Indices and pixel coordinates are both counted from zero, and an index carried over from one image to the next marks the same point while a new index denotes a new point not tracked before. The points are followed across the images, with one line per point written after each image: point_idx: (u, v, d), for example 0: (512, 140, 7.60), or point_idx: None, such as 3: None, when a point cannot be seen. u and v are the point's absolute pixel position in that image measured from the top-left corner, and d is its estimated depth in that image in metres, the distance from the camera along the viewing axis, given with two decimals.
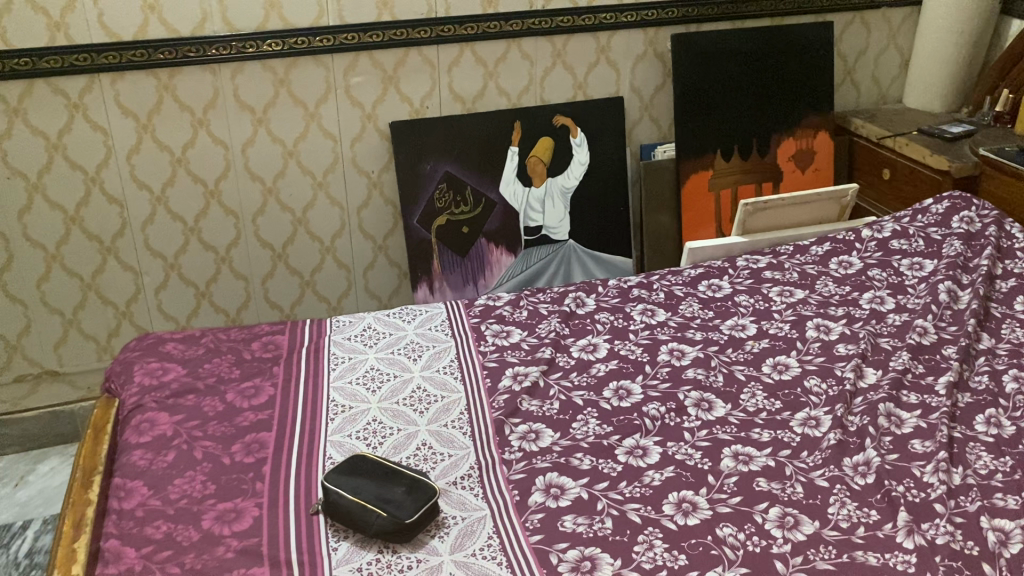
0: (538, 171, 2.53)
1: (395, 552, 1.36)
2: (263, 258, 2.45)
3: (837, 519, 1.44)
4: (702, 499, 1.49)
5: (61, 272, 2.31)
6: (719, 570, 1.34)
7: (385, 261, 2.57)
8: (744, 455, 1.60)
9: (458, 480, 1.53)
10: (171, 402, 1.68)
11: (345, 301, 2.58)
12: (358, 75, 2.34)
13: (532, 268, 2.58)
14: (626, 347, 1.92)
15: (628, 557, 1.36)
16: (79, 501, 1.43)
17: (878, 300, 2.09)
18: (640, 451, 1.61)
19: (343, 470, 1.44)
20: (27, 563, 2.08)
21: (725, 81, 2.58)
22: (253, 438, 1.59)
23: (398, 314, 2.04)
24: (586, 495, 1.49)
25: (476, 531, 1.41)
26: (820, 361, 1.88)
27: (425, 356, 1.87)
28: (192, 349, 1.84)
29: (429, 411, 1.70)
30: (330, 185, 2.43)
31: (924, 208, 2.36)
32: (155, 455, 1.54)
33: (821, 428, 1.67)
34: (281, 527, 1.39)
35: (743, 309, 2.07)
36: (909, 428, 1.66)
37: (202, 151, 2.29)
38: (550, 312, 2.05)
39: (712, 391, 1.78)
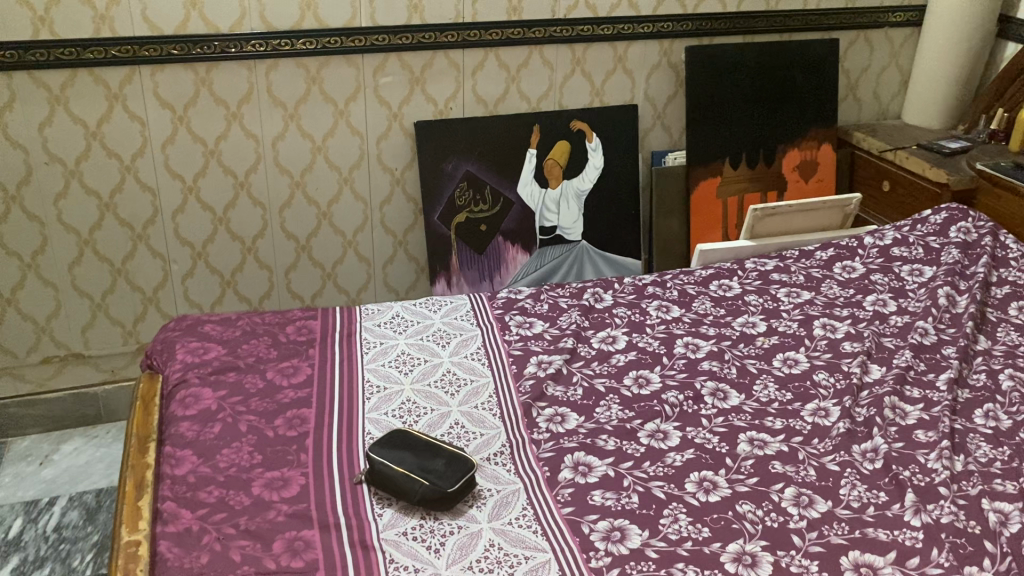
0: (555, 173, 2.63)
1: (437, 519, 1.45)
2: (287, 249, 2.53)
3: (849, 499, 1.54)
4: (722, 478, 1.58)
5: (92, 256, 2.38)
6: (740, 542, 1.43)
7: (404, 256, 2.66)
8: (759, 440, 1.70)
9: (492, 456, 1.62)
10: (213, 378, 1.75)
11: (364, 293, 2.67)
12: (387, 75, 2.43)
13: (546, 266, 2.68)
14: (644, 339, 2.02)
15: (655, 528, 1.45)
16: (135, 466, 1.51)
17: (881, 302, 2.20)
18: (661, 434, 1.70)
19: (386, 443, 1.52)
20: (55, 538, 2.14)
21: (736, 92, 2.69)
22: (295, 413, 1.67)
23: (424, 304, 2.12)
24: (612, 473, 1.58)
25: (511, 502, 1.50)
26: (827, 357, 1.98)
27: (453, 343, 1.96)
28: (230, 330, 1.91)
29: (460, 393, 1.79)
30: (355, 180, 2.52)
31: (923, 218, 2.48)
32: (201, 427, 1.61)
33: (830, 418, 1.77)
34: (327, 493, 1.47)
35: (753, 308, 2.17)
36: (913, 419, 1.77)
37: (234, 144, 2.37)
38: (570, 306, 2.14)
39: (727, 382, 1.88)
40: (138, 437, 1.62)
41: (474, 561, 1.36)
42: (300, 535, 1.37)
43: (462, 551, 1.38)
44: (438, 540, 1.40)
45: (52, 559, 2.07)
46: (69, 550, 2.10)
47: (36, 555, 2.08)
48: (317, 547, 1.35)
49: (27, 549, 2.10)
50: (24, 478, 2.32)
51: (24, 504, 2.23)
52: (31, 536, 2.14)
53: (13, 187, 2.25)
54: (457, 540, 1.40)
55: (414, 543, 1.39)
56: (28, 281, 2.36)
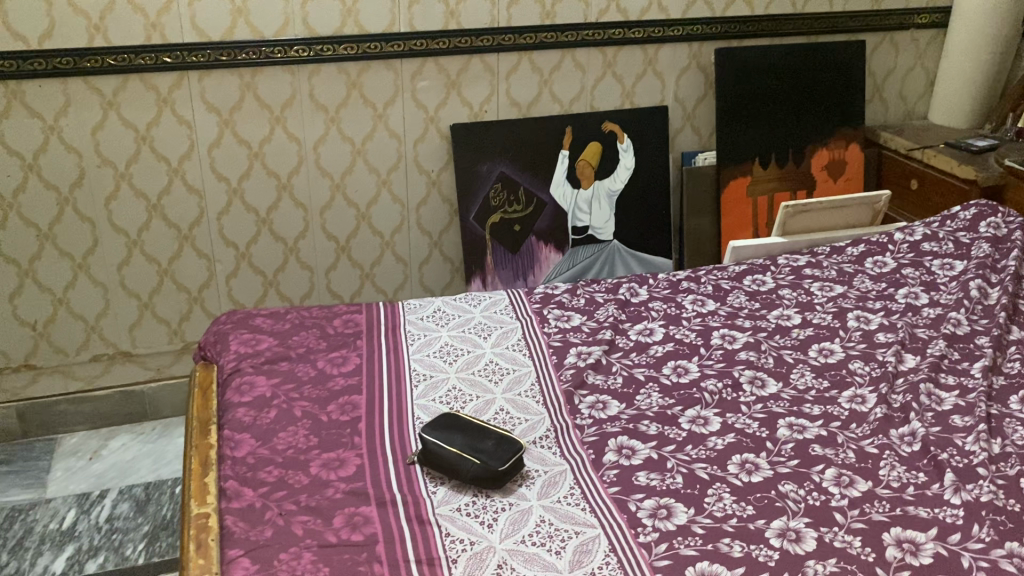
0: (587, 174, 2.68)
1: (489, 496, 1.49)
2: (328, 249, 2.61)
3: (889, 479, 1.57)
4: (763, 460, 1.62)
5: (141, 257, 2.46)
6: (784, 519, 1.47)
7: (440, 256, 2.72)
8: (798, 425, 1.74)
9: (538, 439, 1.67)
10: (266, 367, 1.81)
11: (401, 292, 2.73)
12: (424, 80, 2.50)
13: (579, 265, 2.73)
14: (681, 331, 2.06)
15: (700, 506, 1.49)
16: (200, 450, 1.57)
17: (913, 295, 2.23)
18: (702, 420, 1.74)
19: (437, 425, 1.57)
20: (107, 528, 2.20)
21: (765, 94, 2.74)
22: (346, 400, 1.73)
23: (464, 299, 2.17)
24: (656, 455, 1.63)
25: (559, 482, 1.54)
26: (862, 347, 2.02)
27: (494, 335, 2.01)
28: (279, 323, 1.98)
29: (503, 382, 1.84)
30: (393, 183, 2.59)
31: (952, 214, 2.52)
32: (258, 413, 1.67)
33: (867, 404, 1.81)
34: (382, 473, 1.53)
35: (787, 301, 2.22)
36: (949, 405, 1.81)
37: (278, 147, 2.45)
38: (607, 300, 2.18)
39: (764, 371, 1.92)
40: (198, 421, 1.68)
41: (526, 535, 1.41)
42: (358, 511, 1.43)
43: (514, 526, 1.43)
44: (491, 515, 1.45)
45: (106, 548, 2.13)
46: (122, 540, 2.16)
47: (90, 544, 2.14)
48: (375, 521, 1.41)
49: (81, 539, 2.16)
50: (75, 472, 2.39)
51: (77, 496, 2.30)
52: (84, 527, 2.20)
53: (66, 189, 2.33)
54: (509, 516, 1.44)
55: (468, 518, 1.43)
56: (79, 281, 2.43)
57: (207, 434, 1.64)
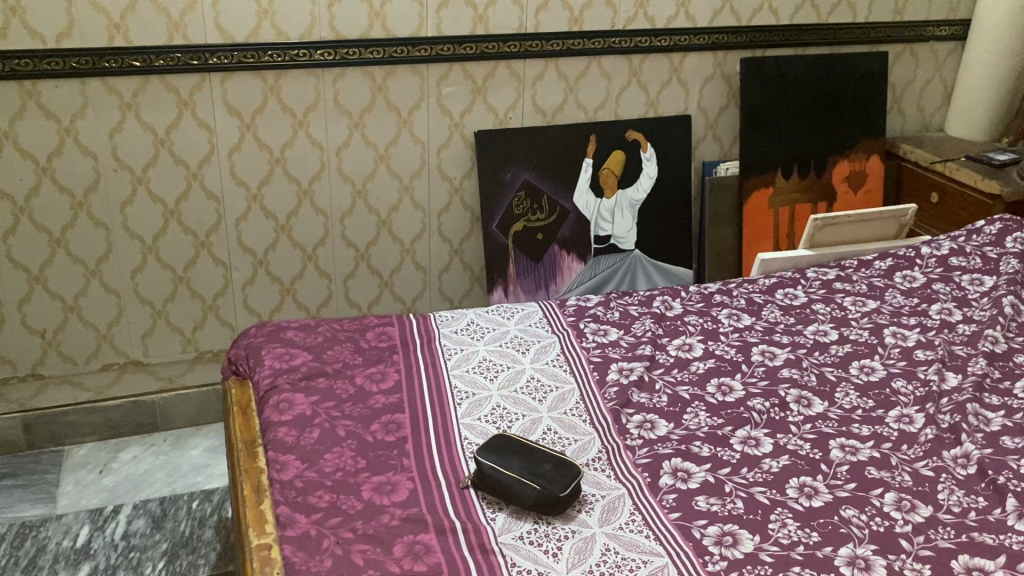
0: (610, 183, 2.65)
1: (550, 523, 1.45)
2: (347, 257, 2.55)
3: (949, 504, 1.55)
4: (821, 484, 1.60)
5: (156, 263, 2.38)
6: (851, 546, 1.44)
7: (460, 264, 2.67)
8: (850, 446, 1.72)
9: (590, 461, 1.62)
10: (304, 383, 1.75)
11: (419, 301, 2.68)
12: (450, 85, 2.45)
13: (600, 275, 2.69)
14: (720, 347, 2.03)
15: (766, 533, 1.46)
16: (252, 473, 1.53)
17: (946, 311, 2.22)
18: (753, 441, 1.72)
19: (493, 448, 1.52)
20: (124, 546, 2.12)
21: (789, 104, 2.72)
22: (390, 419, 1.67)
23: (497, 311, 2.11)
24: (712, 479, 1.60)
25: (619, 507, 1.50)
26: (902, 365, 2.00)
27: (533, 350, 1.95)
28: (311, 336, 1.92)
29: (548, 399, 1.79)
30: (415, 189, 2.54)
31: (977, 229, 2.51)
32: (301, 432, 1.61)
33: (915, 425, 1.79)
34: (437, 497, 1.48)
35: (822, 316, 2.20)
36: (997, 426, 1.80)
37: (300, 152, 2.39)
38: (642, 313, 2.14)
39: (809, 389, 1.90)
40: (242, 443, 1.62)
41: (594, 565, 1.36)
42: (418, 539, 1.37)
43: (580, 555, 1.38)
44: (555, 544, 1.40)
45: (124, 567, 2.06)
46: (140, 558, 2.08)
47: (107, 563, 2.06)
48: (437, 551, 1.35)
49: (97, 557, 2.08)
50: (86, 486, 2.31)
51: (90, 512, 2.22)
52: (100, 544, 2.12)
53: (80, 194, 2.24)
54: (574, 545, 1.40)
55: (532, 547, 1.39)
56: (91, 288, 2.35)
57: (255, 457, 1.58)
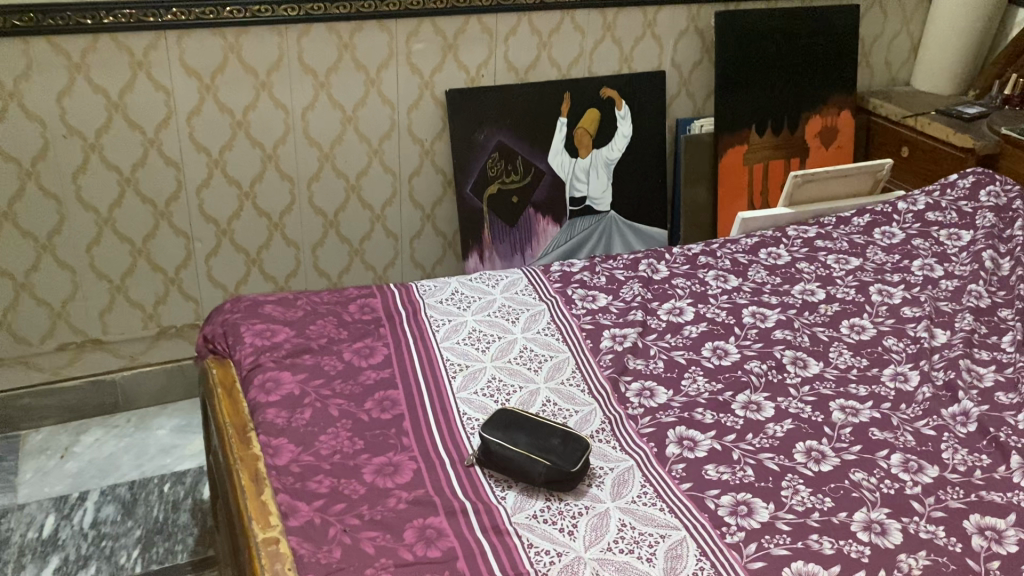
0: (585, 142, 2.58)
1: (562, 500, 1.40)
2: (315, 225, 2.44)
3: (954, 463, 1.55)
4: (827, 448, 1.58)
5: (113, 236, 2.24)
6: (865, 511, 1.43)
7: (432, 230, 2.59)
8: (850, 408, 1.70)
9: (594, 433, 1.57)
10: (288, 361, 1.66)
11: (390, 269, 2.59)
12: (419, 42, 2.34)
13: (576, 238, 2.64)
14: (711, 310, 1.99)
15: (780, 501, 1.43)
16: (248, 458, 1.43)
17: (928, 267, 2.22)
18: (755, 406, 1.69)
19: (498, 424, 1.46)
20: (94, 535, 2.02)
21: (763, 59, 2.67)
22: (383, 396, 1.59)
23: (480, 279, 2.04)
24: (719, 447, 1.56)
25: (629, 480, 1.46)
26: (891, 323, 2.00)
27: (523, 318, 1.88)
28: (291, 311, 1.82)
29: (543, 369, 1.73)
30: (385, 152, 2.43)
31: (950, 183, 2.52)
32: (291, 414, 1.53)
33: (911, 383, 1.78)
34: (442, 476, 1.42)
35: (807, 275, 2.17)
36: (990, 381, 1.80)
37: (264, 115, 2.26)
38: (629, 277, 2.09)
39: (803, 350, 1.88)
40: (233, 428, 1.51)
41: (612, 542, 1.32)
42: (429, 523, 1.31)
43: (596, 532, 1.34)
44: (570, 521, 1.35)
45: (97, 557, 1.95)
46: (113, 547, 1.98)
47: (78, 554, 1.96)
48: (449, 534, 1.29)
49: (67, 548, 1.97)
50: (48, 473, 2.19)
51: (54, 500, 2.11)
52: (68, 534, 2.01)
53: (27, 163, 2.09)
54: (589, 521, 1.36)
55: (547, 525, 1.34)
56: (44, 263, 2.20)
57: (249, 443, 1.48)
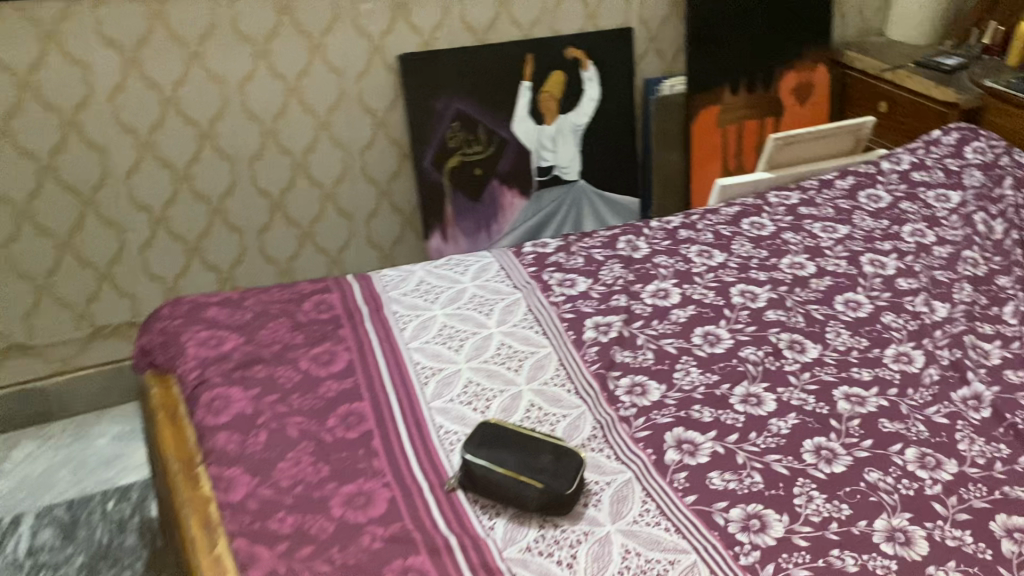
0: (550, 108, 2.39)
1: (558, 525, 1.25)
2: (260, 208, 2.23)
3: (973, 456, 1.44)
4: (837, 445, 1.45)
5: (33, 231, 2.02)
6: (886, 518, 1.31)
7: (389, 208, 2.39)
8: (856, 396, 1.58)
9: (586, 442, 1.42)
10: (238, 374, 1.48)
11: (346, 252, 2.39)
12: (367, 2, 2.12)
13: (544, 211, 2.48)
14: (697, 290, 1.84)
15: (794, 512, 1.31)
16: (197, 499, 1.26)
17: (919, 232, 2.10)
18: (754, 399, 1.55)
19: (481, 441, 1.31)
20: (30, 564, 1.82)
21: (736, 12, 2.50)
22: (348, 410, 1.43)
23: (447, 266, 1.86)
24: (722, 450, 1.42)
25: (629, 496, 1.32)
26: (887, 297, 1.87)
27: (498, 310, 1.72)
28: (238, 313, 1.63)
29: (525, 368, 1.57)
30: (333, 125, 2.22)
31: (934, 139, 2.40)
32: (245, 438, 1.35)
33: (916, 364, 1.67)
34: (421, 505, 1.26)
35: (794, 246, 2.04)
36: (997, 359, 1.69)
37: (196, 89, 2.04)
38: (607, 257, 1.93)
39: (799, 332, 1.74)
40: (178, 462, 1.35)
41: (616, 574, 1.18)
42: (410, 565, 1.15)
43: (598, 563, 1.20)
44: (568, 552, 1.21)
45: None
46: None
47: None
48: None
49: None
50: None
51: None
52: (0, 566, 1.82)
53: None
54: (589, 550, 1.22)
55: (542, 559, 1.20)
56: None
57: (196, 478, 1.31)
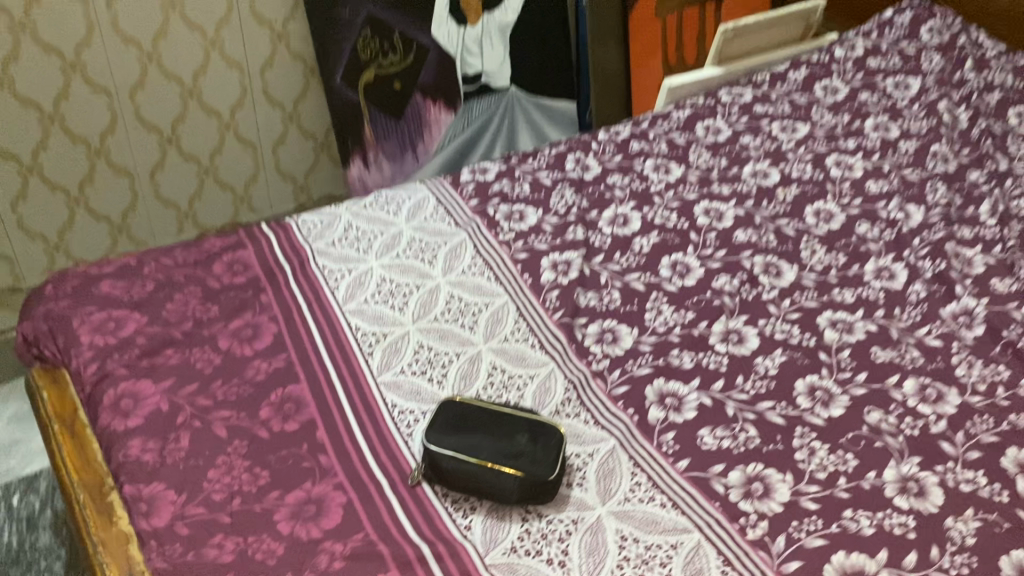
0: (473, 5, 2.13)
1: (542, 516, 1.10)
2: (148, 144, 2.05)
3: (973, 382, 1.33)
4: (831, 383, 1.32)
5: None
6: (895, 465, 1.19)
7: (297, 133, 2.21)
8: (842, 323, 1.45)
9: (561, 408, 1.26)
10: (146, 363, 1.26)
11: (253, 186, 2.22)
12: None
13: (475, 124, 2.25)
14: (658, 213, 1.67)
15: (797, 470, 1.17)
16: (112, 537, 1.06)
17: (882, 127, 1.95)
18: (735, 337, 1.40)
19: (445, 427, 1.13)
20: None
21: None
22: (282, 396, 1.23)
23: (378, 206, 1.64)
24: (709, 402, 1.28)
25: (616, 469, 1.17)
26: (859, 203, 1.73)
27: (442, 256, 1.52)
28: (139, 286, 1.40)
29: (480, 324, 1.39)
30: (223, 44, 2.02)
31: (888, 20, 2.23)
32: (163, 445, 1.15)
33: (899, 280, 1.54)
34: (364, 471, 1.13)
35: (754, 152, 1.87)
36: (981, 266, 1.57)
37: (54, 12, 1.82)
38: (556, 182, 1.73)
39: (773, 253, 1.59)
40: (83, 487, 1.13)
41: (615, 568, 1.04)
42: None
43: (593, 557, 1.05)
44: (558, 547, 1.06)
45: None
46: None
47: None
48: None
49: None
50: None
51: None
52: None
53: None
54: (582, 542, 1.07)
55: (530, 560, 1.04)
56: None
57: (109, 510, 1.10)
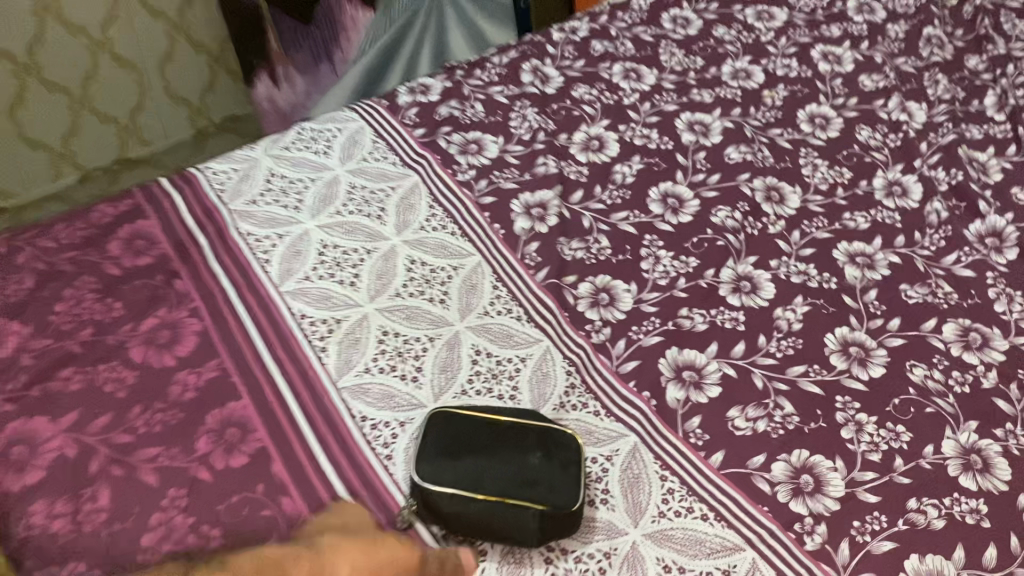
0: None
1: (569, 552, 0.91)
2: (8, 74, 1.86)
3: (1015, 321, 1.17)
4: (863, 336, 1.15)
5: None
6: (951, 435, 1.04)
7: (185, 48, 2.05)
8: (862, 257, 1.26)
9: (566, 400, 1.05)
10: (38, 393, 0.99)
11: (139, 111, 2.08)
12: None
13: (398, 23, 2.00)
14: (637, 131, 1.42)
15: (848, 454, 1.01)
16: None
17: (867, 8, 1.73)
18: (748, 285, 1.20)
19: (438, 452, 0.91)
20: None
21: None
22: (222, 418, 0.98)
23: (302, 147, 1.36)
24: (734, 373, 1.09)
25: (642, 476, 0.98)
26: (856, 103, 1.52)
27: (393, 212, 1.27)
28: (15, 284, 1.11)
29: (453, 298, 1.16)
30: None
31: None
32: (76, 507, 0.90)
33: (914, 198, 1.36)
34: (316, 479, 0.93)
35: (732, 47, 1.63)
36: (998, 174, 1.40)
37: None
38: (514, 100, 1.47)
39: (773, 173, 1.38)
40: None
41: None
42: None
43: None
44: None
45: None
46: None
47: None
48: None
49: None
50: None
51: None
52: None
53: None
54: None
55: None
56: None
57: None
